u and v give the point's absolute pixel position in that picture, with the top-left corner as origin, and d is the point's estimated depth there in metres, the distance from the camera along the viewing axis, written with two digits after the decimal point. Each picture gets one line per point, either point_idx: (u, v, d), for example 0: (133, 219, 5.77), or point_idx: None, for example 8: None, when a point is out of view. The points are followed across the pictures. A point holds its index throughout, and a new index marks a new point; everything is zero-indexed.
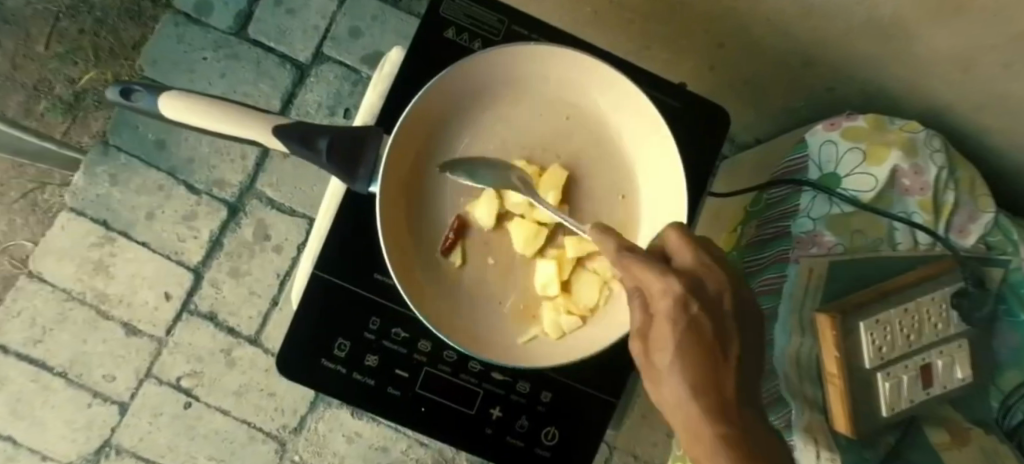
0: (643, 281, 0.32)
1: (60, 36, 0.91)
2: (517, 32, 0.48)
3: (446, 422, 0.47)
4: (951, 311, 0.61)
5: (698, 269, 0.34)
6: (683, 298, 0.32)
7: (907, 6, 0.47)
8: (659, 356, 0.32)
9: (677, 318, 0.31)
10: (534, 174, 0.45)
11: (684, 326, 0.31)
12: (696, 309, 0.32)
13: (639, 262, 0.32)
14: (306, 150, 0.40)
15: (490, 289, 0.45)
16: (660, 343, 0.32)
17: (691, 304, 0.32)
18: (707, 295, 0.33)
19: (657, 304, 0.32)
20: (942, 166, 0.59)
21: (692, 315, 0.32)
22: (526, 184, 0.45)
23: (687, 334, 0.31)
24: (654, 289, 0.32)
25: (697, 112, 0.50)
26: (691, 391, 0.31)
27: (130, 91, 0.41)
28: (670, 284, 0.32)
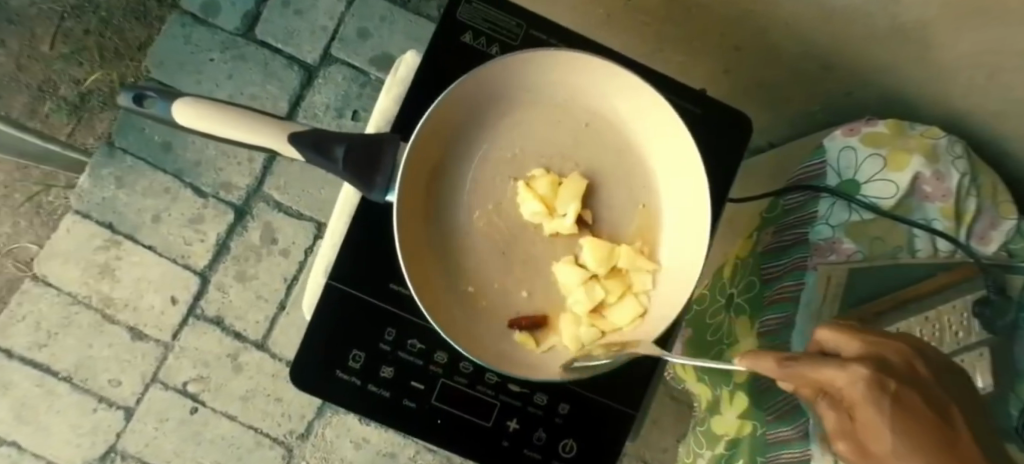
0: (824, 380, 0.28)
1: (65, 36, 0.90)
2: (535, 36, 0.47)
3: (462, 435, 0.46)
4: (972, 320, 0.59)
5: (873, 352, 0.30)
6: (876, 384, 0.28)
7: (934, 10, 0.46)
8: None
9: (887, 404, 0.28)
10: (552, 183, 0.44)
11: (893, 409, 0.28)
12: (894, 386, 0.29)
13: (812, 363, 0.28)
14: (321, 157, 0.38)
15: (507, 300, 0.44)
16: (879, 439, 0.28)
17: (888, 384, 0.28)
18: (894, 369, 0.30)
19: (852, 398, 0.28)
20: (965, 173, 0.59)
21: (890, 387, 0.28)
22: (544, 192, 0.43)
23: (909, 420, 0.28)
24: (843, 387, 0.28)
25: (719, 119, 0.49)
26: (915, 450, 0.27)
27: (143, 97, 0.40)
28: (858, 370, 0.28)
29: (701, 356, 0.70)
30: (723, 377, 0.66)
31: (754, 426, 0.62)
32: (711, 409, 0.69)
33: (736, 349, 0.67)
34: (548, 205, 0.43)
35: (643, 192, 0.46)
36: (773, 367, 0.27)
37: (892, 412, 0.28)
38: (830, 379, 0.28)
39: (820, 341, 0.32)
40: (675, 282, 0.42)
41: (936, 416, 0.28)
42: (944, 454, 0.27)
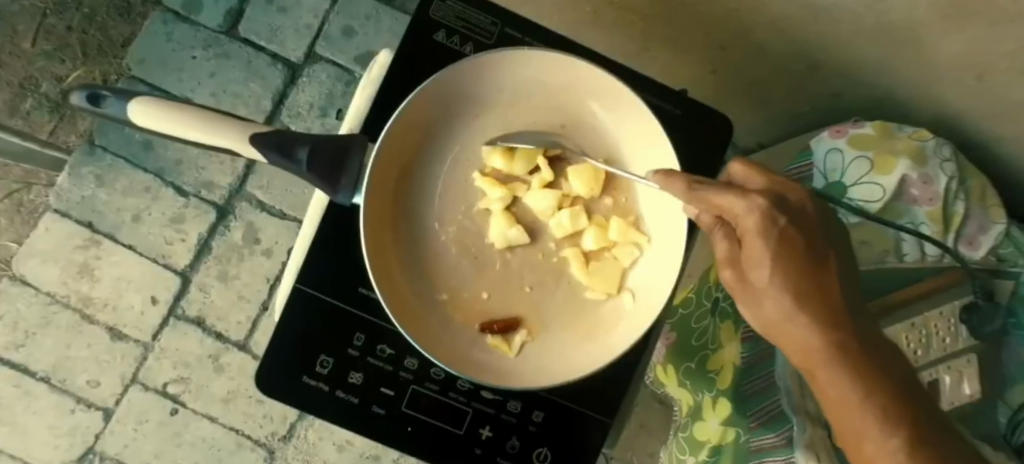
0: (722, 204, 0.32)
1: (46, 33, 0.89)
2: (510, 35, 0.46)
3: (433, 443, 0.45)
4: (960, 326, 0.58)
5: (774, 187, 0.34)
6: (769, 211, 0.31)
7: (920, 8, 0.45)
8: (759, 278, 0.32)
9: (773, 231, 0.31)
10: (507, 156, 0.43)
11: (782, 238, 0.31)
12: (786, 221, 0.32)
13: (712, 190, 0.32)
14: (284, 159, 0.37)
15: (479, 306, 0.43)
16: (759, 264, 0.32)
17: (783, 217, 0.32)
18: (792, 205, 0.33)
19: (743, 223, 0.32)
20: (952, 176, 0.58)
21: (783, 225, 0.31)
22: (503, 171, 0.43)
23: (788, 248, 0.31)
24: (738, 211, 0.32)
25: (698, 121, 0.48)
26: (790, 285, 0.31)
27: (98, 96, 0.39)
28: (756, 200, 0.31)
29: (683, 361, 0.70)
30: (707, 382, 0.67)
31: (738, 433, 0.61)
32: (693, 415, 0.69)
33: (720, 355, 0.66)
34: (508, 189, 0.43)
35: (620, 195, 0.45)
36: (680, 189, 0.33)
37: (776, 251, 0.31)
38: (728, 203, 0.32)
39: (731, 173, 0.35)
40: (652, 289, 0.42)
41: (809, 245, 0.32)
42: (802, 276, 0.31)
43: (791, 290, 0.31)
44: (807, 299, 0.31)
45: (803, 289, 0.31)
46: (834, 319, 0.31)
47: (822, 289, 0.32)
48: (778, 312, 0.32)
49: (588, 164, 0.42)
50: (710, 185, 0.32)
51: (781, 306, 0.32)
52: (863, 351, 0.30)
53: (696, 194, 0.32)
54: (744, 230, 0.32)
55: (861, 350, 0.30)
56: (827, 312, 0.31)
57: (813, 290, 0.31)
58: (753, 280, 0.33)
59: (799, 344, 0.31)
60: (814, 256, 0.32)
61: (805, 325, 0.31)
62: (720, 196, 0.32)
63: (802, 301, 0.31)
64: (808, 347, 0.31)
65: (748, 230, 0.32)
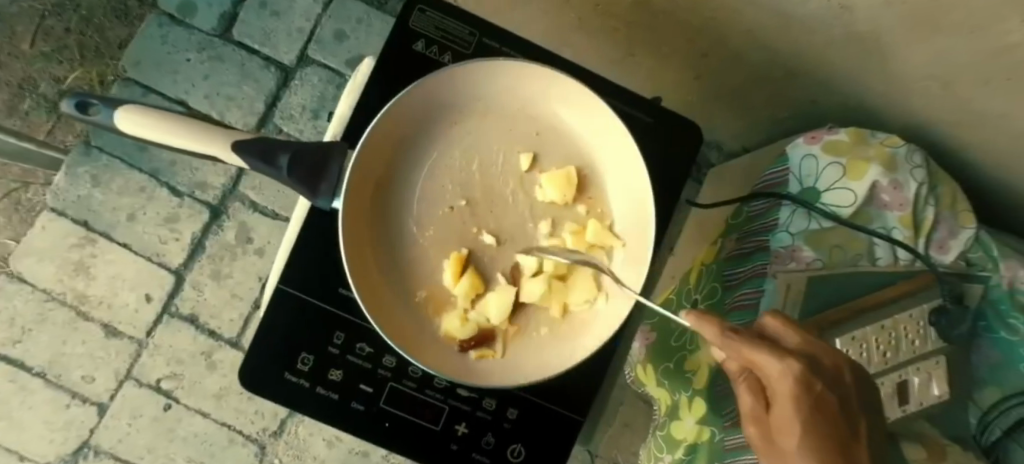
0: (758, 363, 0.36)
1: (45, 34, 0.91)
2: (487, 44, 0.48)
3: (410, 437, 0.47)
4: (930, 328, 0.60)
5: (806, 349, 0.38)
6: (802, 378, 0.35)
7: (885, 20, 0.46)
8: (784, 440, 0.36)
9: (805, 397, 0.35)
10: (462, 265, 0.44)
11: (811, 403, 0.36)
12: (819, 388, 0.36)
13: (750, 344, 0.35)
14: (266, 166, 0.39)
15: (454, 307, 0.45)
16: (788, 428, 0.36)
17: (814, 384, 0.36)
18: (822, 369, 0.37)
19: (778, 387, 0.36)
20: (922, 182, 0.59)
21: (816, 393, 0.36)
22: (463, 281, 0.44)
23: (814, 411, 0.36)
24: (773, 373, 0.36)
25: (669, 128, 0.49)
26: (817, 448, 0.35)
27: (86, 104, 0.41)
28: (791, 366, 0.35)
29: (662, 361, 0.72)
30: (685, 382, 0.68)
31: (712, 432, 0.63)
32: (670, 414, 0.70)
33: (698, 356, 0.67)
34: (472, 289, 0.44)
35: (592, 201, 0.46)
36: (713, 336, 0.34)
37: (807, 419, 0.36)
38: (767, 368, 0.36)
39: (765, 325, 0.39)
40: (620, 292, 0.44)
41: (829, 409, 0.36)
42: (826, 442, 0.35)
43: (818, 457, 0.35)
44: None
45: (824, 446, 0.35)
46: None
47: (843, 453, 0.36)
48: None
49: (563, 170, 0.45)
50: (747, 338, 0.35)
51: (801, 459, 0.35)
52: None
53: (728, 341, 0.35)
54: (775, 382, 0.36)
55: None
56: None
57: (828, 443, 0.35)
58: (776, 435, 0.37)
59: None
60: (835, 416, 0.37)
61: None
62: (761, 357, 0.35)
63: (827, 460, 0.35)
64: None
65: (784, 392, 0.36)
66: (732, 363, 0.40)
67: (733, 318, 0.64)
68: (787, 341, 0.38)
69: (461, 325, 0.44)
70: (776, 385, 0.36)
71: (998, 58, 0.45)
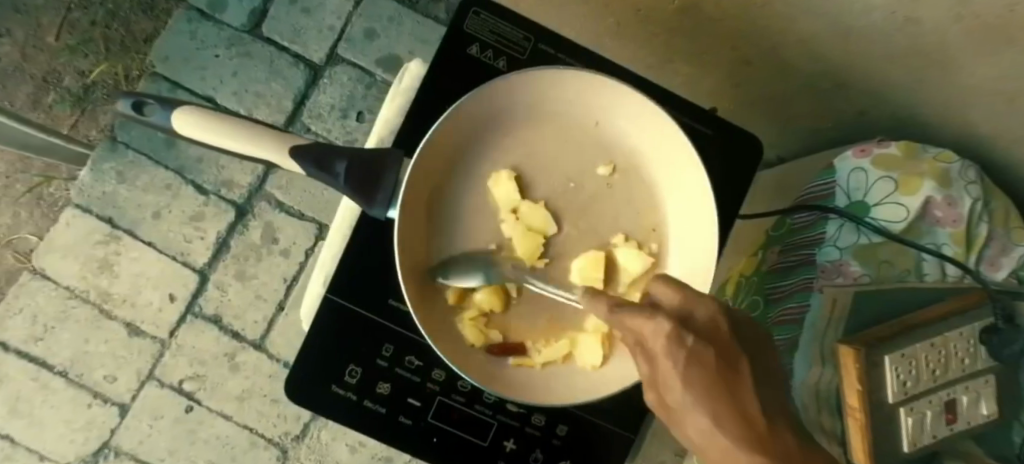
0: (641, 339, 0.26)
1: (71, 27, 0.90)
2: (543, 51, 0.47)
3: (457, 453, 0.46)
4: (979, 347, 0.59)
5: (685, 302, 0.27)
6: (674, 331, 0.25)
7: (953, 30, 0.45)
8: (678, 411, 0.24)
9: (679, 353, 0.24)
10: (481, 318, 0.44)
11: (688, 361, 0.24)
12: (694, 340, 0.25)
13: (627, 311, 0.27)
14: (322, 173, 0.38)
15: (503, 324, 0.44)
16: (677, 395, 0.24)
17: (687, 336, 0.25)
18: (715, 336, 0.26)
19: (652, 347, 0.25)
20: (976, 198, 0.58)
21: (691, 347, 0.24)
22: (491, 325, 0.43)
23: (706, 376, 0.24)
24: (649, 337, 0.26)
25: (727, 140, 0.48)
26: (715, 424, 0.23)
27: (142, 104, 0.40)
28: (659, 318, 0.25)
29: None
30: None
31: None
32: None
33: None
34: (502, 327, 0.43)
35: (652, 215, 0.45)
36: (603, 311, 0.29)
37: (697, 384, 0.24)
38: (637, 332, 0.26)
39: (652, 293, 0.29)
40: None
41: (726, 362, 0.24)
42: (716, 388, 0.23)
43: (714, 416, 0.23)
44: (745, 421, 0.23)
45: (725, 417, 0.23)
46: (778, 456, 0.21)
47: (756, 426, 0.22)
48: None
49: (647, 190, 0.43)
50: (628, 309, 0.27)
51: (700, 440, 0.23)
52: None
53: (615, 316, 0.28)
54: (651, 342, 0.25)
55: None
56: (755, 444, 0.22)
57: (733, 424, 0.22)
58: (677, 420, 0.25)
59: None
60: (728, 364, 0.24)
61: None
62: (633, 315, 0.27)
63: (717, 434, 0.23)
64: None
65: (659, 352, 0.25)
66: (622, 336, 0.28)
67: (781, 333, 0.63)
68: (665, 305, 0.28)
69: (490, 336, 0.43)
70: (654, 348, 0.25)
71: None
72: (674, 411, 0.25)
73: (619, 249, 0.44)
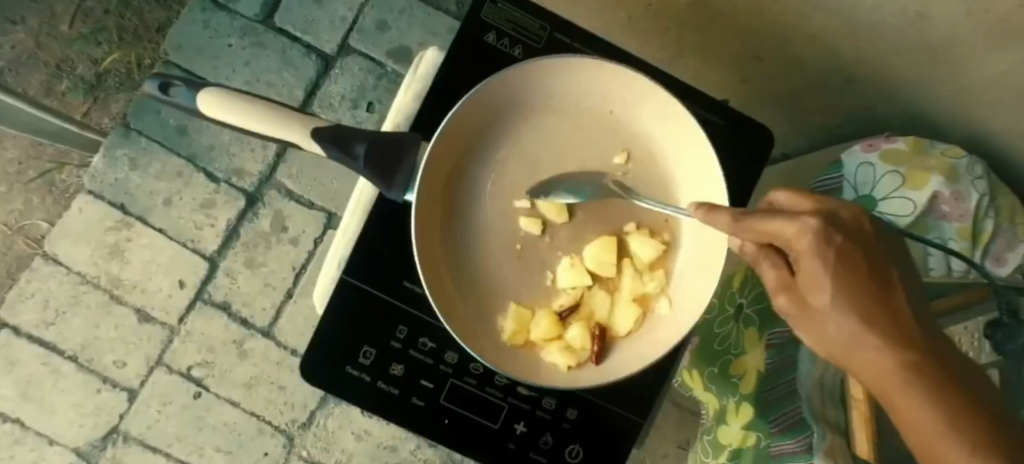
0: (772, 232, 0.29)
1: (85, 16, 0.90)
2: (558, 40, 0.47)
3: (468, 435, 0.46)
4: (982, 341, 0.58)
5: (823, 206, 0.30)
6: (823, 233, 0.27)
7: (964, 25, 0.46)
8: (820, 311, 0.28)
9: (832, 255, 0.27)
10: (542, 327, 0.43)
11: (837, 258, 0.27)
12: (840, 240, 0.28)
13: (765, 217, 0.29)
14: (342, 155, 0.39)
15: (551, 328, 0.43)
16: (818, 285, 0.28)
17: (834, 237, 0.28)
18: (845, 229, 0.29)
19: (797, 246, 0.28)
20: (983, 193, 0.59)
21: (838, 246, 0.28)
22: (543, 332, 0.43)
23: (846, 269, 0.27)
24: (790, 237, 0.28)
25: (739, 130, 0.49)
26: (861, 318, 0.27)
27: (168, 85, 0.40)
28: (806, 220, 0.28)
29: (708, 365, 0.71)
30: (731, 386, 0.68)
31: (757, 437, 0.62)
32: (718, 418, 0.70)
33: (744, 360, 0.67)
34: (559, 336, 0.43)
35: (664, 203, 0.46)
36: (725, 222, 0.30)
37: (843, 282, 0.27)
38: (778, 231, 0.28)
39: (774, 203, 0.31)
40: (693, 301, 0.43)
41: (870, 268, 0.28)
42: (863, 292, 0.27)
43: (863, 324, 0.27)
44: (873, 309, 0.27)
45: (880, 322, 0.27)
46: (924, 354, 0.26)
47: (906, 328, 0.26)
48: (838, 335, 0.27)
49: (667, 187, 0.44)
50: (763, 214, 0.29)
51: (847, 335, 0.27)
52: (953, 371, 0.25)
53: (743, 224, 0.30)
54: (799, 244, 0.28)
55: (945, 361, 0.25)
56: (921, 349, 0.26)
57: (890, 333, 0.26)
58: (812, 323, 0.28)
59: (877, 376, 0.26)
60: (874, 271, 0.28)
61: (889, 357, 0.26)
62: (771, 225, 0.29)
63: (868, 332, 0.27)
64: (875, 364, 0.26)
65: (803, 250, 0.28)
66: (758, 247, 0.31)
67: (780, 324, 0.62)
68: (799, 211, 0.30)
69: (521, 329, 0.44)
70: (802, 252, 0.28)
71: None
72: (816, 318, 0.28)
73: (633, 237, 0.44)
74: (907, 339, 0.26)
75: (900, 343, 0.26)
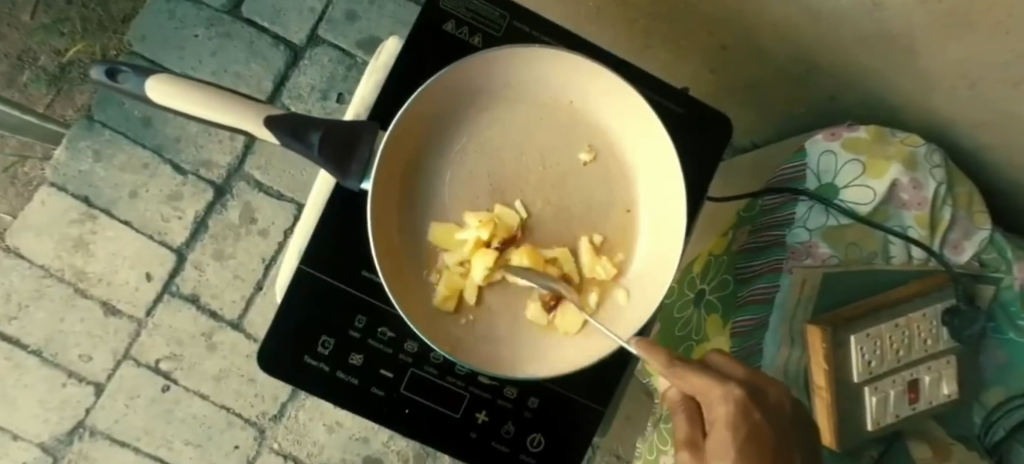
0: (704, 394, 0.35)
1: (47, 6, 0.88)
2: (518, 28, 0.48)
3: (429, 424, 0.46)
4: (941, 328, 0.60)
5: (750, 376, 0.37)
6: (741, 404, 0.34)
7: (915, 17, 0.46)
8: (715, 459, 0.34)
9: (744, 429, 0.34)
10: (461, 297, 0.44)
11: (745, 434, 0.34)
12: (756, 413, 0.35)
13: (693, 372, 0.35)
14: (296, 142, 0.38)
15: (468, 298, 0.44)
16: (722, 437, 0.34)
17: (753, 411, 0.34)
18: (764, 395, 0.36)
19: (714, 403, 0.35)
20: (941, 182, 0.59)
21: (750, 415, 0.34)
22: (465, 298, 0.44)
23: (749, 437, 0.34)
24: (717, 407, 0.35)
25: (699, 119, 0.50)
26: None
27: (116, 71, 0.40)
28: (733, 390, 0.35)
29: (670, 353, 0.71)
30: None
31: None
32: None
33: (705, 348, 0.68)
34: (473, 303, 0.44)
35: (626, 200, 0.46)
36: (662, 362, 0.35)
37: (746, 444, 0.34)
38: (708, 397, 0.35)
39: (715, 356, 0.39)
40: (647, 291, 0.43)
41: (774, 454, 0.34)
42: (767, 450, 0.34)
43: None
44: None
45: None
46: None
47: None
48: None
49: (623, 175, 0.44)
50: (695, 369, 0.35)
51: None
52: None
53: (678, 370, 0.35)
54: (711, 398, 0.35)
55: None
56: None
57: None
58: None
59: None
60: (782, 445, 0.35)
61: None
62: (708, 388, 0.35)
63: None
64: None
65: (721, 418, 0.34)
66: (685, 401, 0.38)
67: (747, 312, 0.65)
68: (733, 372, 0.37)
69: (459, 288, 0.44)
70: (715, 406, 0.35)
71: None
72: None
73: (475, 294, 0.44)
74: None
75: None
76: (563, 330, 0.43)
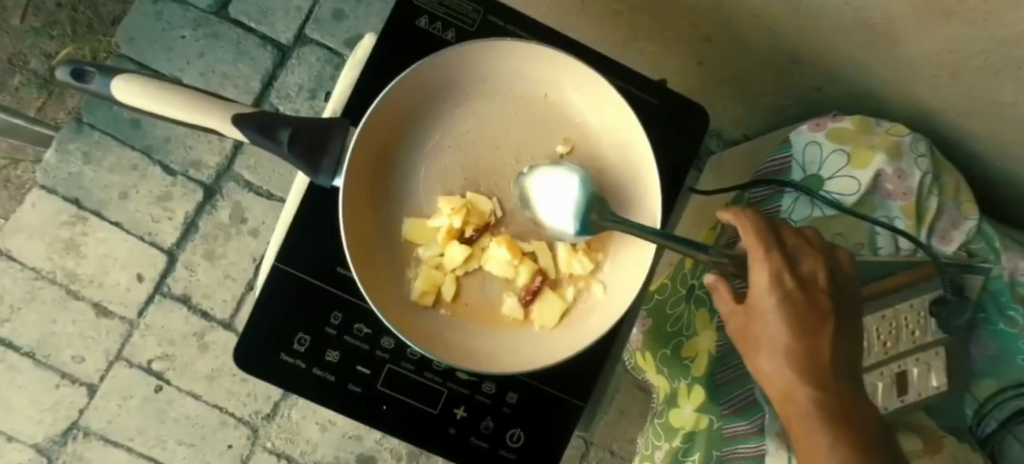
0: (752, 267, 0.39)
1: (36, 10, 0.89)
2: (492, 22, 0.48)
3: (407, 421, 0.46)
4: (929, 319, 0.59)
5: (801, 247, 0.41)
6: (781, 270, 0.38)
7: (894, 8, 0.46)
8: (756, 317, 0.39)
9: (780, 291, 0.38)
10: (439, 292, 0.44)
11: (783, 295, 0.38)
12: (792, 283, 0.38)
13: (746, 228, 0.40)
14: (267, 140, 0.38)
15: (444, 292, 0.44)
16: (763, 302, 0.38)
17: (789, 281, 0.38)
18: (809, 267, 0.40)
19: (757, 273, 0.39)
20: (926, 171, 0.59)
21: (788, 287, 0.38)
22: (444, 292, 0.44)
23: (789, 301, 0.38)
24: (756, 274, 0.39)
25: (675, 111, 0.49)
26: (786, 350, 0.37)
27: (83, 72, 0.40)
28: (776, 257, 0.39)
29: (659, 348, 0.70)
30: (682, 369, 0.66)
31: (710, 419, 0.61)
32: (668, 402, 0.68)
33: (695, 343, 0.66)
34: (451, 299, 0.44)
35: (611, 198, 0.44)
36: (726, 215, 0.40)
37: (781, 308, 0.38)
38: (753, 259, 0.39)
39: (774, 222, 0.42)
40: (624, 284, 0.43)
41: (815, 303, 0.39)
42: (800, 319, 0.38)
43: (791, 326, 0.38)
44: (801, 331, 0.37)
45: (802, 358, 0.37)
46: (830, 384, 0.36)
47: (819, 367, 0.36)
48: (771, 351, 0.38)
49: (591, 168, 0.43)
50: (747, 224, 0.40)
51: (777, 334, 0.38)
52: (846, 411, 0.35)
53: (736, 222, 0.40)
54: (754, 266, 0.39)
55: (840, 400, 0.35)
56: (821, 371, 0.37)
57: (806, 351, 0.37)
58: (752, 324, 0.39)
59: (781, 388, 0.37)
60: (818, 320, 0.38)
61: (800, 385, 0.36)
62: (755, 249, 0.39)
63: (792, 358, 0.37)
64: (790, 389, 0.36)
65: (759, 286, 0.38)
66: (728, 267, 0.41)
67: None
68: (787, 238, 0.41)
69: (435, 282, 0.44)
70: (755, 275, 0.39)
71: (1005, 47, 0.44)
72: (757, 330, 0.39)
73: (453, 290, 0.44)
74: (817, 369, 0.37)
75: (811, 380, 0.36)
76: (540, 324, 0.43)
